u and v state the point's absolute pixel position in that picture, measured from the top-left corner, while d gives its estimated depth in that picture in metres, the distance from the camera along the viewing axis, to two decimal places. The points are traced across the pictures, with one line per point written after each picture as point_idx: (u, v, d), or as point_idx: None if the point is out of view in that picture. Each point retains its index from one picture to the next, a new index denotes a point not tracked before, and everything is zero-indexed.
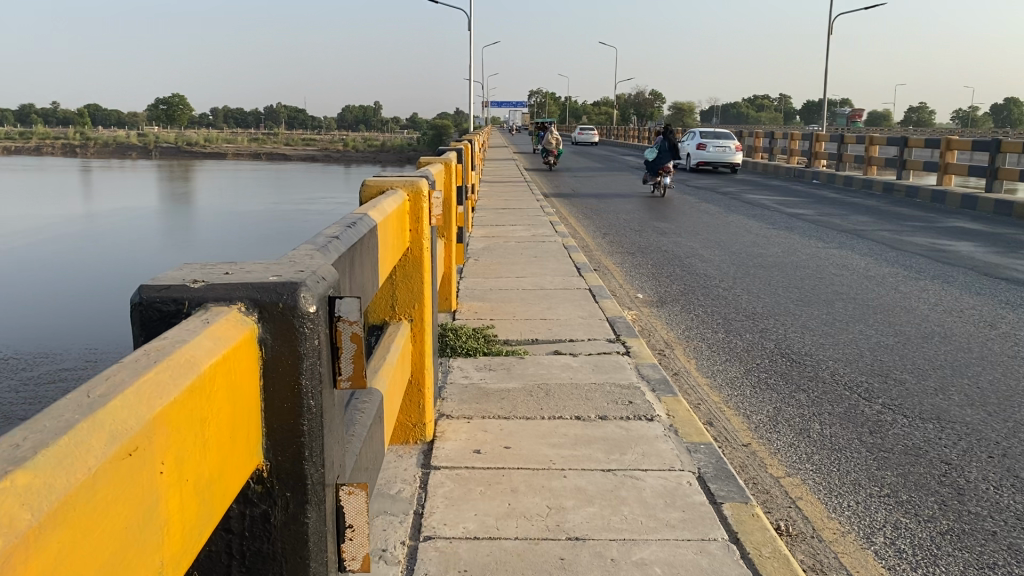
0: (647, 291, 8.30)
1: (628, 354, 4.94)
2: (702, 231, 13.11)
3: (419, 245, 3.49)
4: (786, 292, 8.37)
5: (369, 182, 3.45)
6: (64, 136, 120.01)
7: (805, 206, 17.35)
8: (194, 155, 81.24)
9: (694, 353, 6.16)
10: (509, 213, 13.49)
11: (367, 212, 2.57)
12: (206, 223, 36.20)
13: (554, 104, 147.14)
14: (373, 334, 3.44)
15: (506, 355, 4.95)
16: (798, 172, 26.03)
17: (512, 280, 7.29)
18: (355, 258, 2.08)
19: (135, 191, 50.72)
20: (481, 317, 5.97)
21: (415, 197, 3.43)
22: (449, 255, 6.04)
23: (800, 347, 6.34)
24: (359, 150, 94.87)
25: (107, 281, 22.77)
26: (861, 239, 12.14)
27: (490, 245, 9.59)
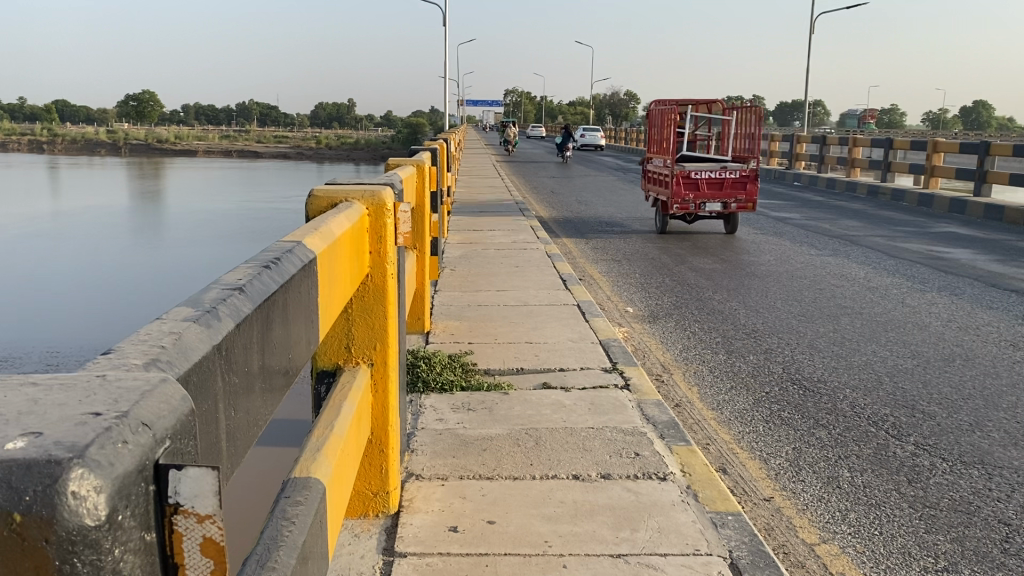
0: (636, 304, 7.66)
1: (628, 388, 4.26)
2: (688, 235, 12.58)
3: (381, 270, 2.79)
4: (785, 304, 7.79)
5: (318, 191, 2.75)
6: (33, 132, 119.32)
7: (790, 209, 16.92)
8: (165, 151, 80.44)
9: (694, 378, 5.50)
10: (486, 217, 12.89)
11: (304, 238, 1.88)
12: (176, 221, 35.48)
13: (530, 104, 147.38)
14: (323, 382, 2.74)
15: (487, 389, 4.26)
16: (779, 174, 25.63)
17: (493, 295, 6.61)
18: (269, 320, 1.42)
19: (105, 189, 50.09)
20: (459, 340, 5.26)
21: (376, 210, 2.76)
22: (421, 270, 5.35)
23: (812, 372, 5.72)
24: (333, 147, 94.69)
25: (72, 286, 22.10)
26: (855, 246, 11.58)
27: (466, 253, 8.94)
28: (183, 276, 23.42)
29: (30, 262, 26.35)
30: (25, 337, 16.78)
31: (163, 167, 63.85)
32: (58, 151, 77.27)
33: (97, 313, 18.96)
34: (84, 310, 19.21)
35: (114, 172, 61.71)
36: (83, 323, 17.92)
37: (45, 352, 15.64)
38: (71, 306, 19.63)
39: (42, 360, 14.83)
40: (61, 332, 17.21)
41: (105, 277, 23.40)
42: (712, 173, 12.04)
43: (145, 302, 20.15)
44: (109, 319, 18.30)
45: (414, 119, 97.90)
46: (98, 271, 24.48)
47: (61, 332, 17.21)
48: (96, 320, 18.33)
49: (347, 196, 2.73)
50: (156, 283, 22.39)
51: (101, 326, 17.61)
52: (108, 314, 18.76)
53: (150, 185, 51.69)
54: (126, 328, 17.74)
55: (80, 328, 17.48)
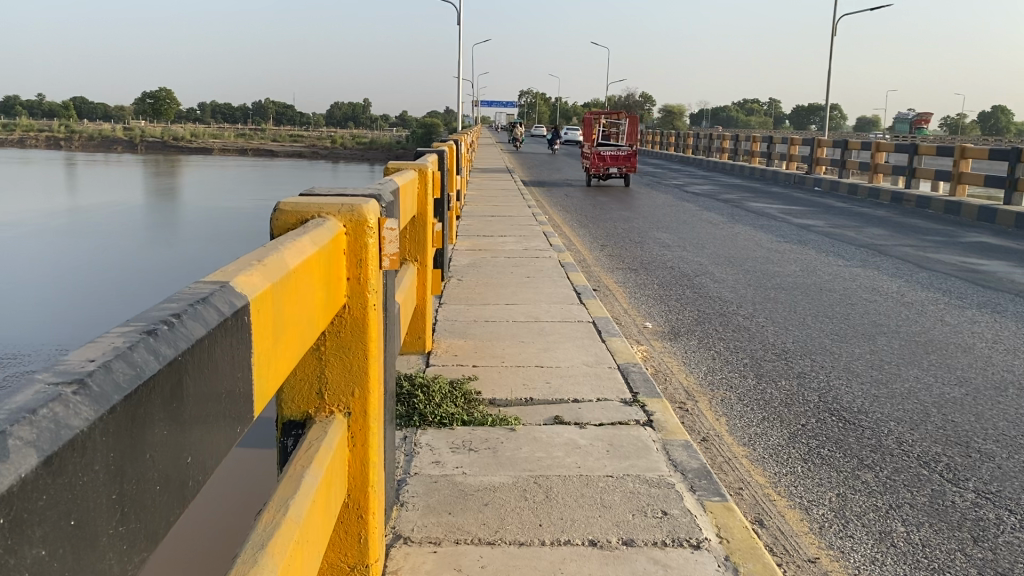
0: (656, 319, 7.17)
1: (651, 426, 3.76)
2: (710, 242, 12.06)
3: (360, 301, 2.31)
4: (814, 320, 7.28)
5: (285, 204, 2.28)
6: (52, 128, 119.80)
7: (812, 215, 16.37)
8: (181, 149, 80.54)
9: (721, 407, 5.02)
10: (498, 222, 12.43)
11: (237, 278, 1.39)
12: (190, 219, 35.26)
13: (544, 105, 147.30)
14: (291, 435, 2.26)
15: (492, 424, 3.77)
16: (799, 179, 25.05)
17: (502, 309, 6.14)
18: (150, 417, 0.94)
19: (122, 187, 50.08)
20: (461, 362, 4.76)
21: (356, 226, 2.28)
22: (422, 284, 4.89)
23: (852, 401, 5.19)
24: (347, 147, 94.48)
25: (82, 284, 21.80)
26: (884, 256, 11.03)
27: (475, 260, 8.46)
28: (195, 273, 23.12)
29: (43, 258, 26.14)
30: (32, 332, 16.43)
31: (178, 164, 63.82)
32: (75, 147, 77.53)
33: (107, 309, 18.61)
34: (95, 306, 18.91)
35: (131, 169, 61.81)
36: (93, 319, 17.59)
37: (51, 351, 15.28)
38: (81, 302, 19.30)
39: (48, 359, 14.48)
40: (66, 327, 16.88)
41: (117, 273, 23.13)
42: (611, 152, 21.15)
43: (156, 299, 19.83)
44: (117, 315, 17.97)
45: (429, 120, 97.64)
46: (110, 266, 24.21)
47: (69, 327, 16.86)
48: (106, 316, 18.01)
49: (320, 211, 2.26)
50: (165, 280, 22.04)
51: (110, 323, 17.28)
52: (118, 311, 18.44)
53: (165, 183, 51.63)
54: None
55: (88, 325, 17.11)
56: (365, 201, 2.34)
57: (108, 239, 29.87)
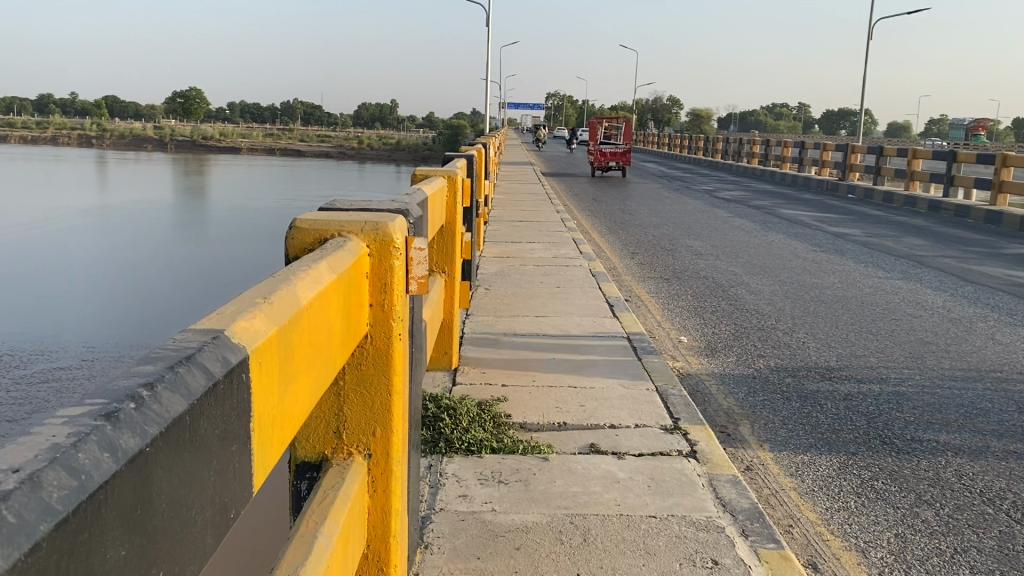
0: (692, 334, 6.89)
1: (695, 459, 3.49)
2: (743, 251, 11.72)
3: (384, 329, 2.06)
4: (858, 336, 6.96)
5: (302, 220, 2.04)
6: (84, 127, 120.69)
7: (848, 223, 15.94)
8: (209, 148, 81.00)
9: (765, 433, 4.73)
10: (527, 228, 12.15)
11: (234, 324, 1.14)
12: (218, 218, 35.18)
13: (572, 108, 146.98)
14: (304, 478, 2.02)
15: (523, 452, 3.52)
16: (832, 186, 24.57)
17: (531, 322, 5.89)
18: (96, 541, 0.70)
19: (152, 185, 50.35)
20: (490, 380, 4.50)
21: (380, 247, 2.04)
22: (450, 297, 4.66)
23: (904, 428, 4.87)
24: (375, 148, 94.44)
25: (111, 281, 21.78)
26: (926, 268, 10.65)
27: (502, 268, 8.20)
28: (224, 272, 23.04)
29: (75, 255, 26.21)
30: (60, 330, 16.28)
31: (207, 163, 63.91)
32: (106, 145, 78.13)
33: (136, 307, 18.52)
34: (124, 304, 18.85)
35: (162, 167, 62.23)
36: (122, 317, 17.51)
37: (78, 348, 15.12)
38: (110, 300, 19.24)
39: (74, 356, 14.37)
40: (94, 324, 16.80)
41: (146, 271, 23.12)
42: (610, 147, 25.31)
43: (184, 297, 19.76)
44: (145, 313, 17.85)
45: (456, 121, 97.43)
46: (139, 264, 24.20)
47: (96, 323, 16.76)
48: (135, 315, 17.92)
49: (341, 229, 2.01)
50: (193, 280, 21.84)
51: (137, 321, 17.18)
52: (147, 308, 18.35)
53: (194, 182, 51.80)
54: (163, 322, 17.27)
55: (117, 322, 16.97)
56: (392, 218, 2.10)
57: (137, 237, 29.91)
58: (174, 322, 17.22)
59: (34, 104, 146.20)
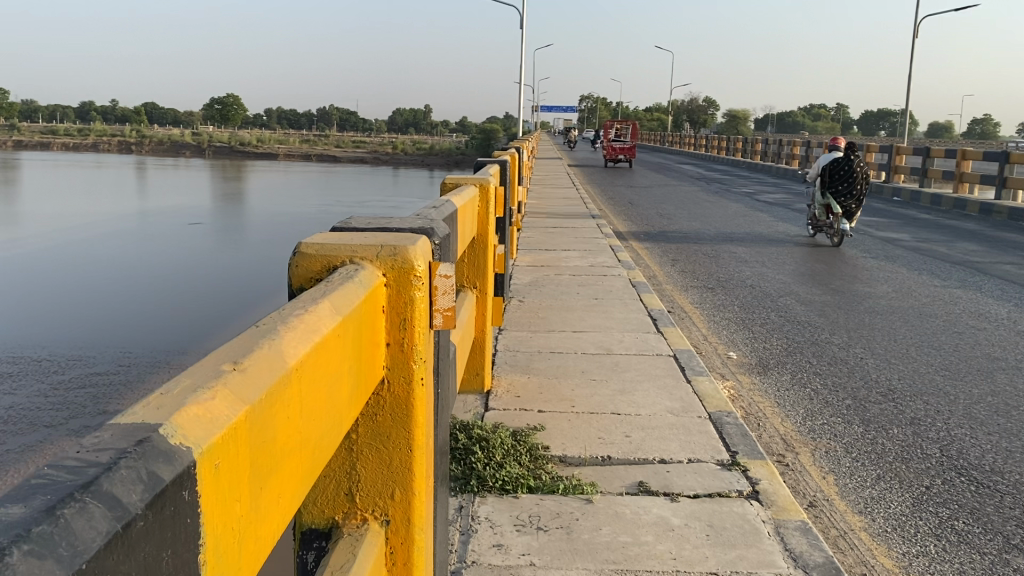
0: (741, 350, 6.51)
1: (759, 503, 3.11)
2: (789, 257, 11.25)
3: (402, 372, 1.71)
4: (919, 351, 6.52)
5: (307, 243, 1.71)
6: (123, 135, 121.75)
7: (897, 228, 15.37)
8: (246, 154, 81.52)
9: (827, 463, 4.34)
10: (563, 235, 11.74)
11: (172, 409, 0.80)
12: (253, 224, 35.03)
13: (607, 111, 146.20)
14: (311, 549, 1.68)
15: (563, 491, 3.17)
16: (877, 189, 23.91)
17: (569, 338, 5.55)
18: None
19: (190, 191, 50.64)
20: (526, 404, 4.16)
21: (400, 273, 1.69)
22: (482, 314, 4.32)
23: (982, 457, 4.44)
24: (410, 153, 94.26)
25: (149, 286, 21.67)
26: (985, 275, 10.13)
27: (537, 278, 7.86)
28: (261, 277, 22.86)
29: (113, 261, 26.23)
30: (96, 336, 16.04)
31: (242, 170, 63.89)
32: (145, 151, 78.71)
33: (174, 314, 18.24)
34: (162, 309, 18.68)
35: (200, 173, 62.64)
36: (157, 323, 17.29)
37: (116, 353, 14.89)
38: (148, 305, 19.10)
39: (111, 362, 14.15)
40: (131, 329, 16.64)
41: (184, 277, 23.02)
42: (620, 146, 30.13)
43: (220, 302, 19.56)
44: (180, 320, 17.64)
45: (490, 126, 96.87)
46: (176, 270, 24.12)
47: (133, 330, 16.50)
48: (172, 322, 17.70)
49: (353, 253, 1.68)
50: (230, 286, 21.60)
51: (174, 327, 16.92)
52: (183, 315, 18.14)
53: (232, 188, 52.02)
54: (201, 327, 16.96)
55: (154, 329, 16.71)
56: (415, 241, 1.75)
57: (175, 242, 29.91)
58: (209, 328, 16.95)
59: (74, 111, 147.17)
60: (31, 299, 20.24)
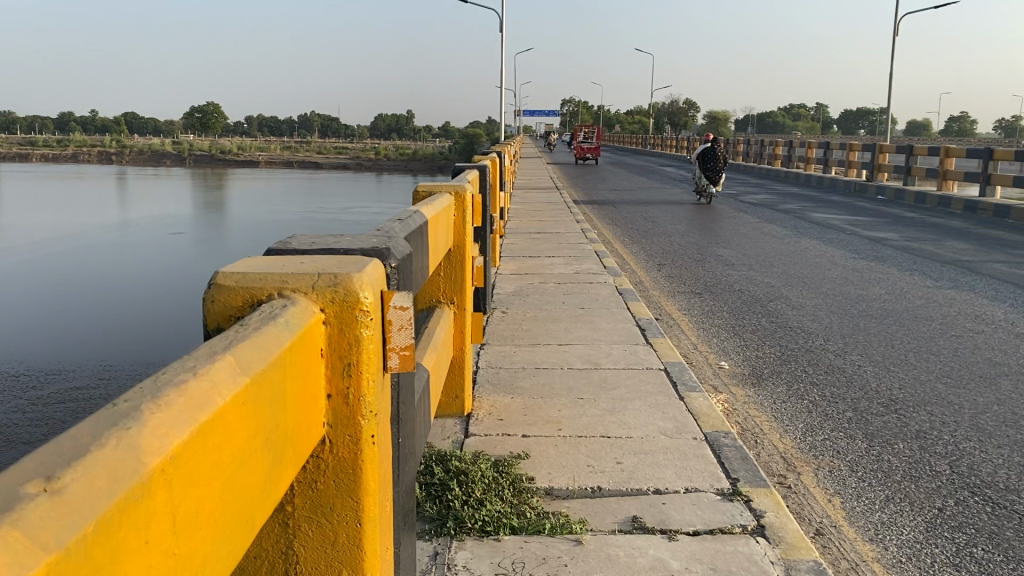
0: (733, 359, 6.22)
1: (767, 541, 2.80)
2: (778, 259, 11.01)
3: (346, 430, 1.40)
4: (918, 357, 6.26)
5: (227, 273, 1.40)
6: (104, 145, 121.12)
7: (884, 227, 15.16)
8: (229, 162, 80.98)
9: (831, 484, 4.06)
10: (546, 240, 11.48)
11: None
12: (234, 232, 34.64)
13: (589, 114, 146.39)
14: None
15: (550, 530, 2.86)
16: (860, 187, 23.78)
17: (554, 351, 5.24)
18: None
19: (172, 200, 50.15)
20: (508, 429, 3.84)
21: (343, 307, 1.37)
22: (461, 331, 4.00)
23: (994, 472, 4.16)
24: (392, 158, 94.01)
25: (130, 297, 21.25)
26: (976, 275, 9.90)
27: (521, 287, 7.55)
28: None
29: (93, 271, 25.79)
30: (72, 349, 15.62)
31: (224, 179, 63.56)
32: (126, 161, 78.24)
33: (152, 325, 17.83)
34: (142, 320, 18.26)
35: (182, 182, 62.16)
36: (135, 334, 16.89)
37: (92, 366, 14.49)
38: (127, 317, 18.67)
39: (90, 375, 13.73)
40: (109, 342, 16.20)
41: (163, 288, 22.61)
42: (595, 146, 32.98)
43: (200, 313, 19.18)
44: (159, 331, 17.23)
45: (472, 130, 96.72)
46: (155, 280, 23.71)
47: (109, 343, 16.10)
48: (150, 332, 17.28)
49: (282, 285, 1.37)
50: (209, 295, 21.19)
51: (152, 338, 16.52)
52: (162, 325, 17.75)
53: (213, 196, 51.67)
54: (180, 338, 16.57)
55: (132, 341, 16.30)
56: (362, 266, 1.44)
57: (156, 252, 29.47)
58: (189, 339, 16.56)
59: (54, 122, 147.12)
60: (10, 311, 19.81)
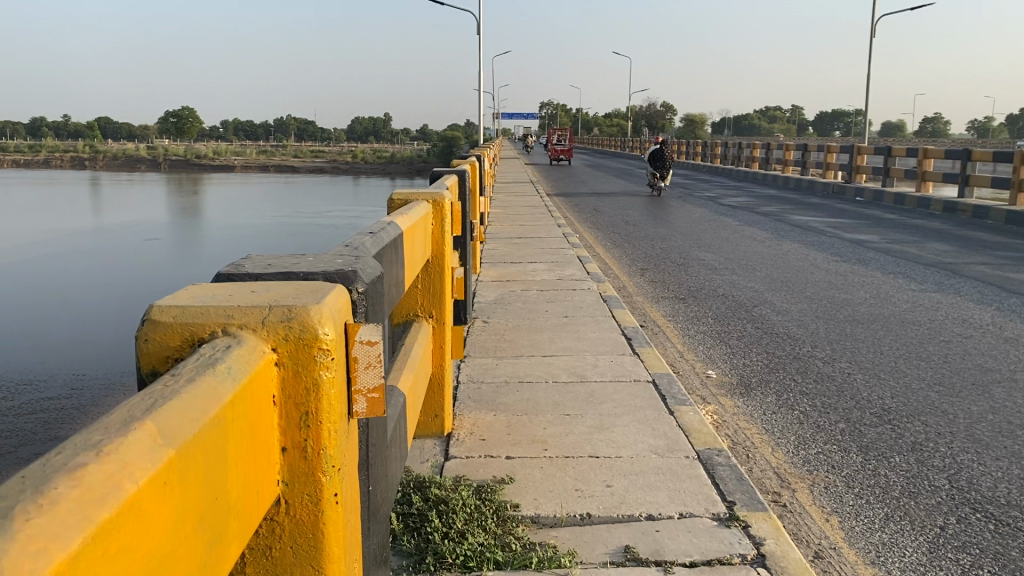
0: (721, 368, 6.05)
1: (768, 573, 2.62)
2: (761, 263, 10.89)
3: (300, 490, 1.22)
4: (908, 364, 6.12)
5: (159, 307, 1.19)
6: (78, 150, 119.96)
7: (865, 229, 15.13)
8: (205, 167, 80.19)
9: (828, 501, 3.89)
10: (527, 245, 11.30)
11: None
12: (210, 238, 34.24)
13: (566, 116, 146.92)
14: None
15: (537, 566, 2.66)
16: (838, 189, 23.82)
17: (538, 364, 5.05)
18: None
19: (147, 205, 49.50)
20: (490, 450, 3.64)
21: (299, 345, 1.18)
22: (440, 347, 3.79)
23: (995, 487, 4.02)
24: (370, 162, 93.60)
25: (104, 305, 20.82)
26: (959, 278, 9.83)
27: (502, 295, 7.35)
28: None
29: (65, 278, 25.29)
30: (43, 358, 15.25)
31: (200, 184, 63.01)
32: (100, 166, 77.41)
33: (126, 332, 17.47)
34: (116, 328, 17.87)
35: (158, 188, 61.47)
36: (108, 342, 16.52)
37: (63, 376, 14.13)
38: (101, 325, 18.27)
39: (62, 385, 13.39)
40: (82, 351, 15.81)
41: (136, 295, 22.20)
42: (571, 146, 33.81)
43: None
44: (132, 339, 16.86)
45: (449, 133, 96.53)
46: (128, 287, 23.30)
47: (82, 352, 15.72)
48: (123, 340, 16.91)
49: (227, 320, 1.17)
50: None
51: (126, 346, 16.17)
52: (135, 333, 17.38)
53: (189, 202, 51.13)
54: None
55: (104, 349, 15.94)
56: (322, 296, 1.24)
57: (131, 258, 28.98)
58: None
59: (26, 128, 147.19)
60: None
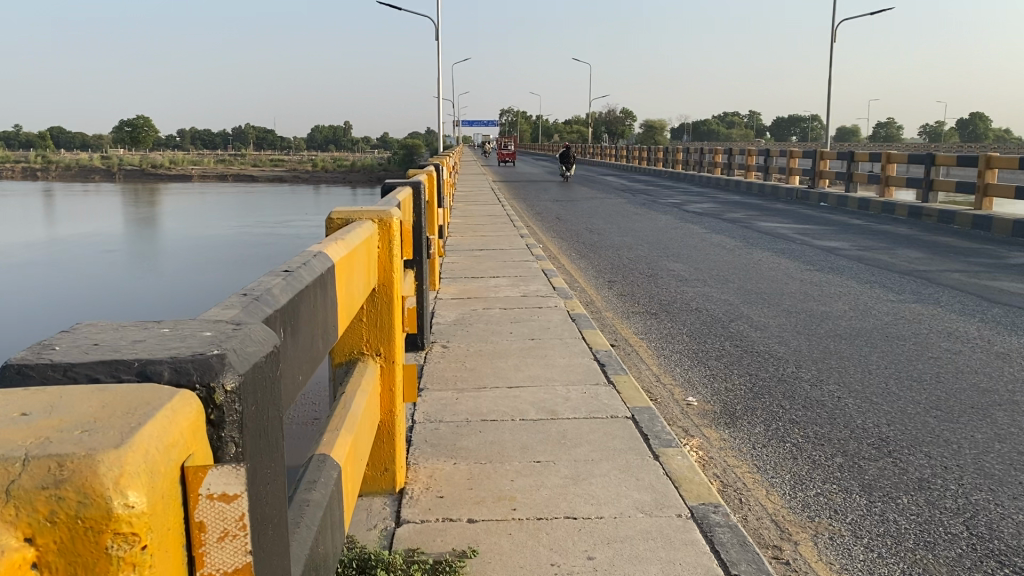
0: (702, 394, 5.57)
1: None
2: (733, 273, 10.48)
3: None
4: (899, 385, 5.69)
5: None
6: (30, 160, 118.02)
7: (834, 236, 14.85)
8: (161, 176, 78.73)
9: (836, 556, 3.41)
10: (489, 258, 10.80)
11: None
12: (166, 248, 33.40)
13: (527, 123, 147.29)
14: None
15: None
16: (802, 195, 23.68)
17: (503, 397, 4.52)
18: None
19: (101, 216, 48.14)
20: (450, 512, 3.11)
21: (74, 530, 0.80)
22: (390, 392, 3.25)
23: (1019, 534, 3.58)
24: (330, 170, 92.71)
25: (53, 319, 19.93)
26: (939, 287, 9.47)
27: (463, 315, 6.82)
28: (171, 302, 21.32)
29: (9, 292, 24.29)
30: None
31: (157, 194, 62.00)
32: (54, 177, 75.86)
33: None
34: None
35: (113, 198, 60.15)
36: None
37: None
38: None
39: None
40: None
41: (87, 308, 21.36)
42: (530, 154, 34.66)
43: None
44: None
45: (410, 142, 95.96)
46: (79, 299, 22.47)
47: None
48: None
49: None
50: (136, 313, 19.96)
51: None
52: None
53: (145, 212, 50.02)
54: None
55: None
56: (144, 419, 0.85)
57: (82, 270, 27.96)
58: None
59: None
60: None
